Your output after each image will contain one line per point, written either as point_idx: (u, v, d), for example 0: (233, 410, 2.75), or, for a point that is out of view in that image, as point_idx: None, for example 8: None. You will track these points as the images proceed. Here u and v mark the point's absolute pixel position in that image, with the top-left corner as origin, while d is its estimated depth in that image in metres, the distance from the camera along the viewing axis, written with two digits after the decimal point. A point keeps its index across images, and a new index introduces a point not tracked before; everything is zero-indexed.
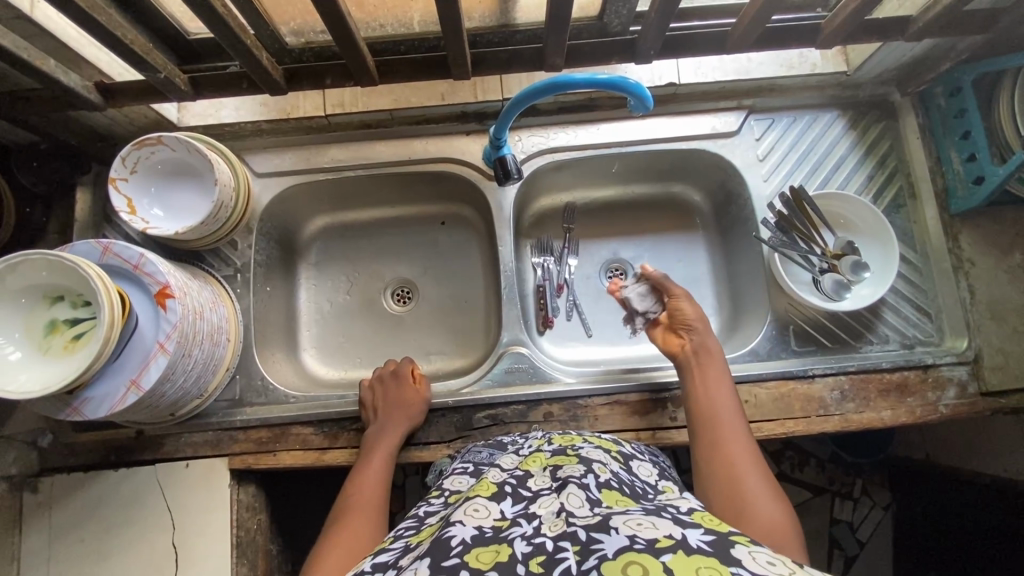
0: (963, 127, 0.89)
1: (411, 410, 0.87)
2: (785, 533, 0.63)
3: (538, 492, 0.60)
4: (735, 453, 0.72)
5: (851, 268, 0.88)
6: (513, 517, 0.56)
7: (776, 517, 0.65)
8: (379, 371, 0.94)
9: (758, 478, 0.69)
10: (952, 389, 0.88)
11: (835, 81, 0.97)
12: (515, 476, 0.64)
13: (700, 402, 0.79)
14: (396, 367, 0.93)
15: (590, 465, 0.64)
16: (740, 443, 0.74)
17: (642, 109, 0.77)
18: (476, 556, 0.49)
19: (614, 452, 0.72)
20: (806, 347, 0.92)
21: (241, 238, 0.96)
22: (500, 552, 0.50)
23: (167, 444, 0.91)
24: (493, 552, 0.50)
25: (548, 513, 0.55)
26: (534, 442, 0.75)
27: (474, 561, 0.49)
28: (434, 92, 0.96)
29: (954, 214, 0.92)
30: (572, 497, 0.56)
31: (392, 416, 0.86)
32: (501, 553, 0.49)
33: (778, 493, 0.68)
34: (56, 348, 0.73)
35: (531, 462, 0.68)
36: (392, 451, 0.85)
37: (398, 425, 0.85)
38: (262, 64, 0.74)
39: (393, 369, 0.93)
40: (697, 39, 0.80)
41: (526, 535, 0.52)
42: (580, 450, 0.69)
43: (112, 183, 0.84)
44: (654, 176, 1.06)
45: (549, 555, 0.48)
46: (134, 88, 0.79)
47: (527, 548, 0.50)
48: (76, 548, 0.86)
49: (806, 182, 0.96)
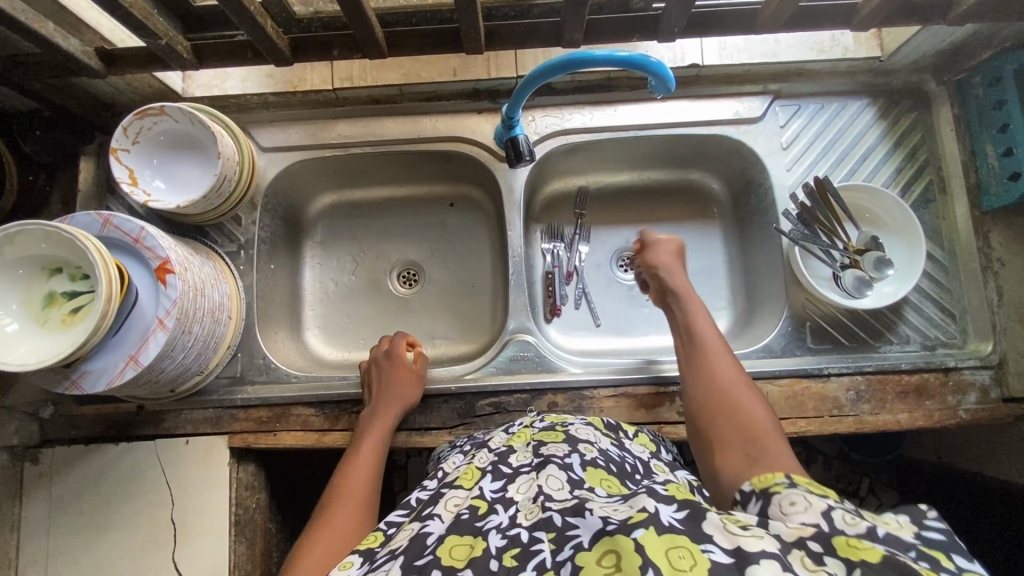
0: (1002, 119, 0.84)
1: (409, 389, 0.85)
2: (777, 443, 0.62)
3: (518, 468, 0.61)
4: (720, 379, 0.71)
5: (874, 265, 0.86)
6: (490, 499, 0.57)
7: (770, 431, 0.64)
8: (375, 351, 0.90)
9: (748, 400, 0.68)
10: (974, 393, 0.85)
11: (866, 67, 0.92)
12: (498, 454, 0.65)
13: (686, 341, 0.78)
14: (390, 346, 0.90)
15: (576, 444, 0.64)
16: (726, 369, 0.72)
17: (663, 90, 0.74)
18: (449, 551, 0.50)
19: (605, 430, 0.71)
20: (822, 345, 0.89)
21: (245, 214, 0.94)
22: (474, 547, 0.51)
23: (168, 420, 0.90)
24: (469, 546, 0.51)
25: (525, 499, 0.55)
26: (524, 420, 0.74)
27: (448, 556, 0.50)
28: (445, 67, 0.92)
29: (987, 210, 0.88)
30: (551, 480, 0.56)
31: (385, 399, 0.83)
32: (475, 548, 0.50)
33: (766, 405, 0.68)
34: (54, 321, 0.72)
35: (517, 437, 0.68)
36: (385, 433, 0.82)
37: (393, 408, 0.83)
38: (266, 32, 0.71)
39: (386, 347, 0.90)
40: (725, 18, 0.76)
41: (501, 527, 0.52)
42: (569, 428, 0.68)
43: (113, 153, 0.82)
44: (672, 162, 1.02)
45: (524, 547, 0.49)
46: (136, 55, 0.76)
47: (501, 542, 0.50)
48: (76, 520, 0.86)
49: (831, 172, 0.92)
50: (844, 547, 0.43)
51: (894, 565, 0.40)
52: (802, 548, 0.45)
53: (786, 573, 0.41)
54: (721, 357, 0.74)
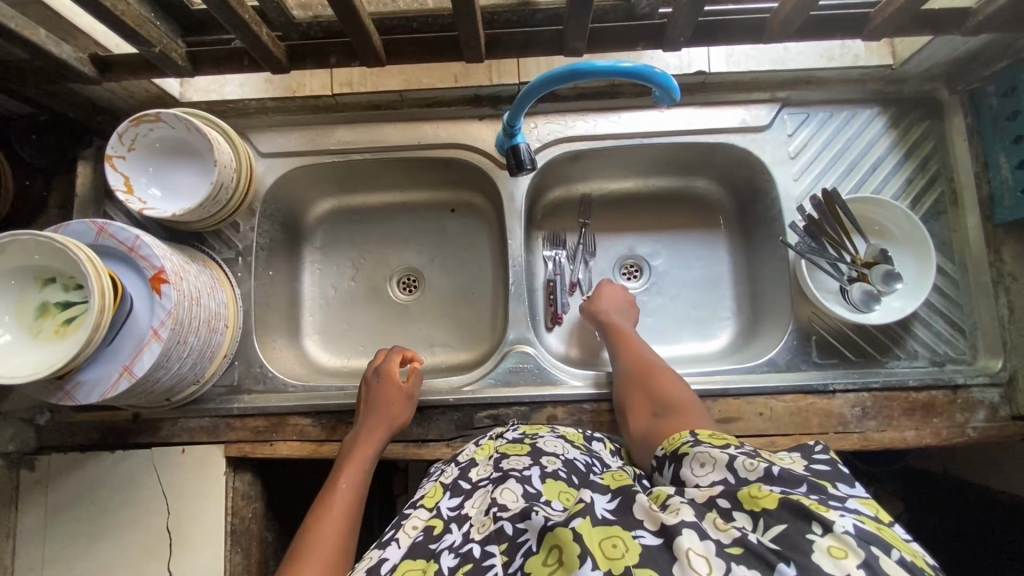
0: (1016, 130, 0.81)
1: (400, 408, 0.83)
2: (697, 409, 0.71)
3: (478, 484, 0.62)
4: (643, 370, 0.79)
5: (883, 278, 0.82)
6: (447, 518, 0.58)
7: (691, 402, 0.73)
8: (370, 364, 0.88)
9: (670, 382, 0.77)
10: (982, 411, 0.83)
11: (878, 75, 0.90)
12: (461, 468, 0.66)
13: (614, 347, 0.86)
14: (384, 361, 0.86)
15: (539, 456, 0.63)
16: (647, 362, 0.81)
17: (667, 100, 0.72)
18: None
19: (578, 442, 0.70)
20: (828, 360, 0.87)
21: (243, 221, 0.93)
22: (426, 570, 0.52)
23: (164, 428, 0.89)
24: (420, 569, 0.52)
25: (478, 513, 0.56)
26: (497, 431, 0.74)
27: None
28: (447, 73, 0.91)
29: (999, 224, 0.85)
30: (506, 493, 0.56)
31: (374, 421, 0.81)
32: (427, 570, 0.52)
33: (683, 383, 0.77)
34: (47, 332, 0.71)
35: (482, 450, 0.69)
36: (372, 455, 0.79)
37: (378, 432, 0.81)
38: (261, 39, 0.70)
39: (378, 363, 0.87)
40: (733, 26, 0.74)
41: (453, 546, 0.53)
42: (538, 439, 0.67)
43: (108, 160, 0.80)
44: (678, 169, 1.00)
45: (476, 562, 0.50)
46: (131, 62, 0.75)
47: (453, 561, 0.52)
48: (70, 529, 0.85)
49: (839, 183, 0.90)
50: (748, 501, 0.48)
51: (791, 507, 0.46)
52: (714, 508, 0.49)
53: (703, 541, 0.45)
54: (643, 355, 0.82)
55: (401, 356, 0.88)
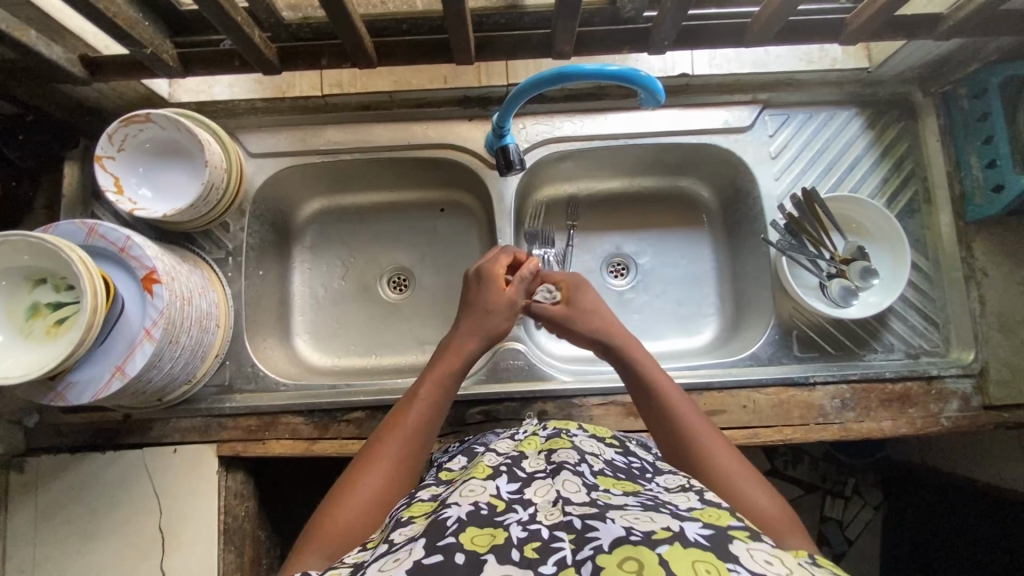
0: (986, 131, 0.85)
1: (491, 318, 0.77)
2: (783, 518, 0.58)
3: (533, 474, 0.58)
4: (698, 442, 0.65)
5: (860, 274, 0.87)
6: (509, 500, 0.54)
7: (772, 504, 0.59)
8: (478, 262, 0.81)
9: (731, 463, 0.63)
10: (956, 401, 0.86)
11: (855, 78, 0.93)
12: (510, 457, 0.62)
13: (645, 400, 0.71)
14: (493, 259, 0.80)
15: (584, 453, 0.63)
16: (697, 428, 0.66)
17: (653, 102, 0.74)
18: (471, 538, 0.47)
19: (609, 439, 0.70)
20: (808, 353, 0.90)
21: (234, 221, 0.93)
22: (496, 536, 0.48)
23: (155, 428, 0.89)
24: (490, 536, 0.48)
25: (543, 501, 0.53)
26: (529, 428, 0.73)
27: (469, 542, 0.47)
28: (436, 74, 0.92)
29: (970, 221, 0.89)
30: (568, 484, 0.54)
31: (471, 321, 0.76)
32: (497, 537, 0.48)
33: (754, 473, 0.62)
34: (38, 332, 0.71)
35: (526, 445, 0.66)
36: (461, 362, 0.73)
37: (472, 339, 0.74)
38: (253, 42, 0.71)
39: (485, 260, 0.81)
40: (715, 30, 0.76)
41: (521, 521, 0.50)
42: (575, 436, 0.67)
43: (98, 161, 0.81)
44: (663, 169, 1.02)
45: (545, 542, 0.46)
46: (121, 62, 0.76)
47: (522, 534, 0.48)
48: (61, 530, 0.85)
49: (818, 182, 0.93)
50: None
51: None
52: None
53: None
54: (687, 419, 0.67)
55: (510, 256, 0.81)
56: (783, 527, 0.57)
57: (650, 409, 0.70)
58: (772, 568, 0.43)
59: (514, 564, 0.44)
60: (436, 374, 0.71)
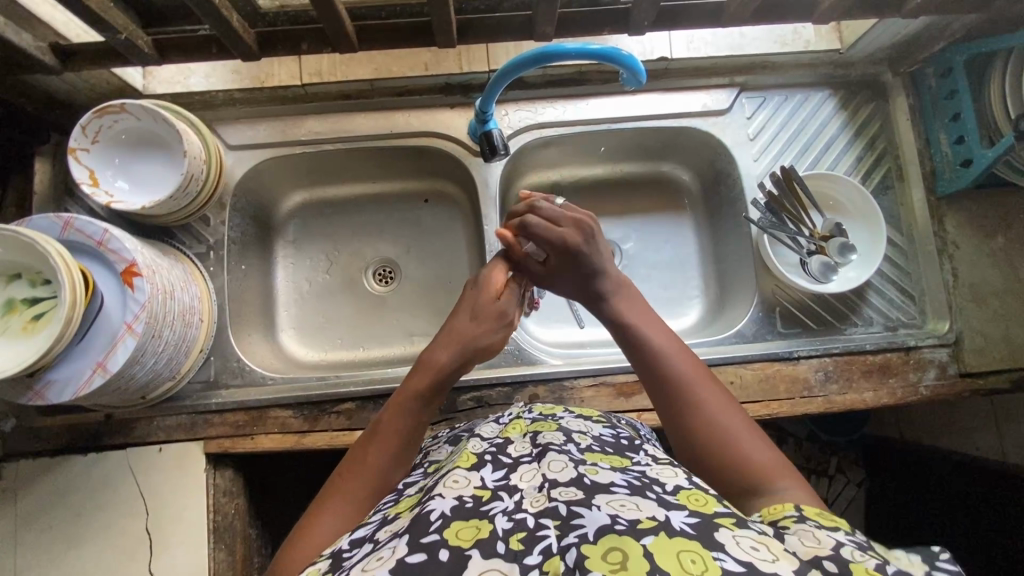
0: (953, 108, 0.88)
1: (467, 328, 0.74)
2: (764, 469, 0.57)
3: (519, 459, 0.56)
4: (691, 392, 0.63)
5: (839, 250, 0.89)
6: (494, 488, 0.52)
7: (764, 455, 0.58)
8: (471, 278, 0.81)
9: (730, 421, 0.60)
10: (933, 370, 0.89)
11: (828, 59, 0.95)
12: (495, 444, 0.60)
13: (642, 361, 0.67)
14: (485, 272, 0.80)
15: (570, 432, 0.61)
16: (690, 375, 0.64)
17: (635, 83, 0.75)
18: (456, 532, 0.46)
19: (595, 417, 0.69)
20: (791, 329, 0.92)
21: (214, 214, 0.92)
22: (481, 528, 0.46)
23: (139, 427, 0.87)
24: (474, 528, 0.46)
25: (530, 487, 0.51)
26: (514, 411, 0.71)
27: (454, 537, 0.45)
28: (417, 62, 0.92)
29: (942, 196, 0.92)
30: (554, 463, 0.53)
31: (446, 333, 0.73)
32: (482, 529, 0.46)
33: (751, 427, 0.61)
34: (14, 328, 0.69)
35: (510, 430, 0.64)
36: (435, 378, 0.69)
37: (446, 350, 0.71)
38: (232, 26, 0.70)
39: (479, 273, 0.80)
40: (693, 11, 0.77)
41: (507, 510, 0.48)
42: (560, 419, 0.65)
43: (72, 153, 0.79)
44: (644, 154, 1.03)
45: (530, 531, 0.45)
46: (93, 50, 0.74)
47: (507, 525, 0.46)
48: (43, 536, 0.83)
49: (796, 161, 0.95)
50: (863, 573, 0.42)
51: None
52: (819, 566, 0.43)
53: None
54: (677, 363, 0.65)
55: (503, 266, 0.81)
56: (776, 480, 0.56)
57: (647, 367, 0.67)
58: (759, 555, 0.42)
59: (499, 558, 0.43)
60: (405, 394, 0.67)
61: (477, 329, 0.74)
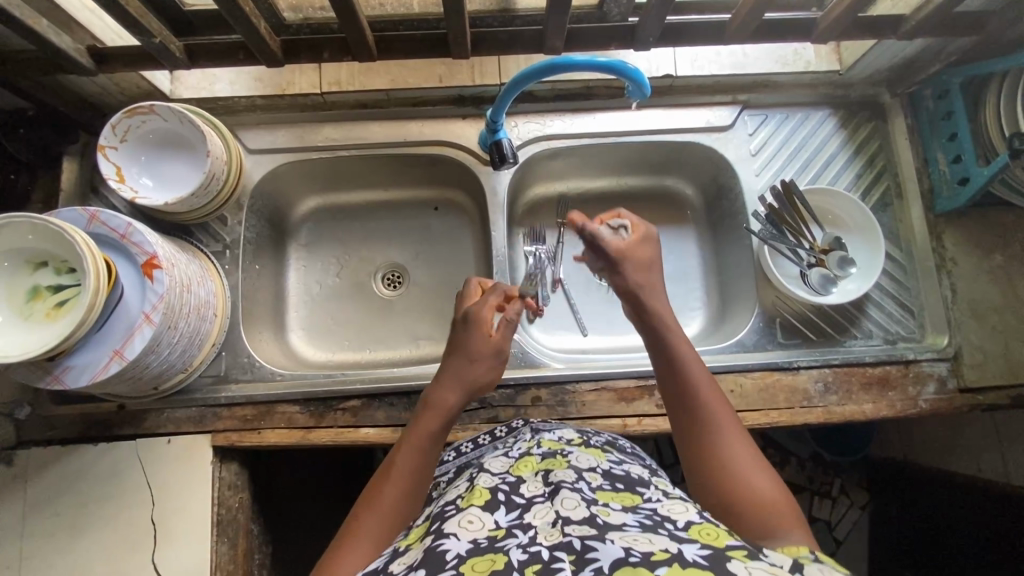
0: (949, 129, 0.91)
1: (469, 368, 0.74)
2: (767, 502, 0.57)
3: (532, 499, 0.57)
4: (706, 408, 0.64)
5: (838, 263, 0.92)
6: (508, 527, 0.52)
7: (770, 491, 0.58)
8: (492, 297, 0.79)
9: (739, 450, 0.61)
10: (932, 384, 0.90)
11: (827, 79, 0.99)
12: (508, 482, 0.60)
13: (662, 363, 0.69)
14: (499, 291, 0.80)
15: (581, 472, 0.61)
16: (708, 394, 0.65)
17: (639, 95, 0.78)
18: (472, 567, 0.46)
19: (602, 451, 0.70)
20: (791, 340, 0.93)
21: (231, 214, 0.95)
22: (496, 561, 0.47)
23: (150, 419, 0.89)
24: (490, 561, 0.47)
25: (543, 523, 0.52)
26: (524, 444, 0.71)
27: (469, 570, 0.46)
28: (431, 74, 0.96)
29: (939, 214, 0.94)
30: (567, 501, 0.54)
31: (450, 374, 0.74)
32: (497, 562, 0.47)
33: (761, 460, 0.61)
34: (38, 314, 0.72)
35: (521, 466, 0.64)
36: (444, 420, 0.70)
37: (451, 392, 0.72)
38: (260, 33, 0.74)
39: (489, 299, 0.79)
40: (696, 30, 0.81)
41: (521, 544, 0.49)
42: (569, 455, 0.66)
43: (101, 149, 0.83)
44: (649, 168, 1.06)
45: (545, 563, 0.45)
46: (130, 54, 0.79)
47: (522, 556, 0.47)
48: (50, 523, 0.84)
49: (797, 177, 0.98)
50: None
51: None
52: None
53: None
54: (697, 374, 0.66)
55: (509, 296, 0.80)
56: (775, 513, 0.56)
57: (668, 373, 0.68)
58: None
59: None
60: (416, 435, 0.68)
61: (477, 368, 0.74)
